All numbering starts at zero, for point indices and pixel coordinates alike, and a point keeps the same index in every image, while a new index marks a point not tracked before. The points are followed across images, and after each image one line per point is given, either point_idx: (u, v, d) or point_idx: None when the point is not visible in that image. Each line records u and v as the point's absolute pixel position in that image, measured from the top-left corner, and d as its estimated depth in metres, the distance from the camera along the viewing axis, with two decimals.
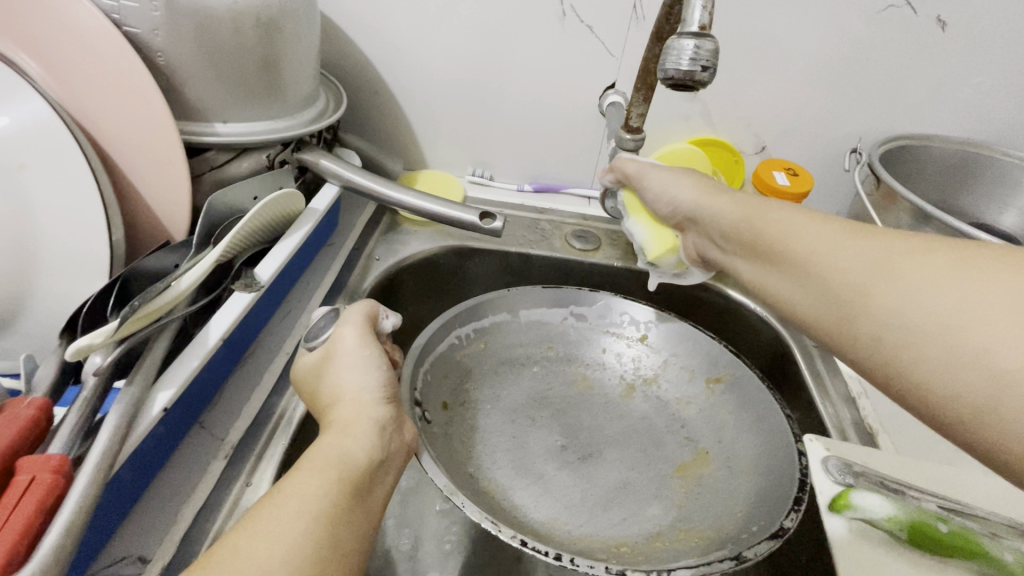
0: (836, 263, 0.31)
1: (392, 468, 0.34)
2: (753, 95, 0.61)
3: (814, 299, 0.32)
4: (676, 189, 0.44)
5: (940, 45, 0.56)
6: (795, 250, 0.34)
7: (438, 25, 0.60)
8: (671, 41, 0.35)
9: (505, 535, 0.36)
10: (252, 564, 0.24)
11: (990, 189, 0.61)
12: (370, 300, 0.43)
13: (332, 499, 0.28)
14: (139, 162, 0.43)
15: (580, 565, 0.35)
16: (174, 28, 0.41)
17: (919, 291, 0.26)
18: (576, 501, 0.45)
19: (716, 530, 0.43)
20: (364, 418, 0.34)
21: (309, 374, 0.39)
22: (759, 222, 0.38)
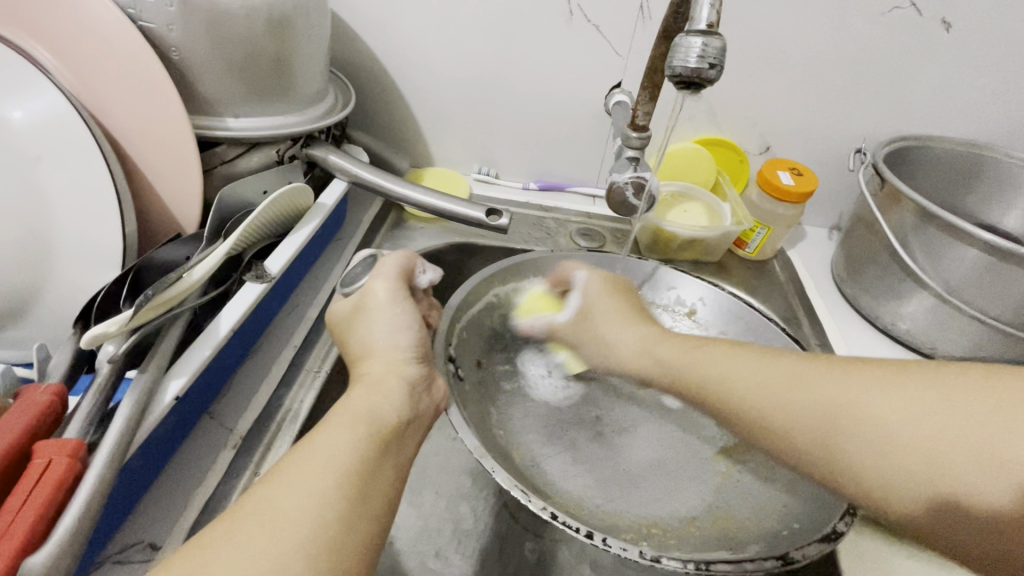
0: (768, 395, 0.36)
1: (421, 427, 0.35)
2: (759, 95, 0.62)
3: (805, 425, 0.34)
4: (620, 333, 0.44)
5: (945, 47, 0.56)
6: (735, 390, 0.37)
7: (447, 23, 0.61)
8: (679, 38, 0.35)
9: (534, 506, 0.36)
10: (284, 515, 0.26)
11: (993, 191, 0.62)
12: (408, 251, 0.43)
13: (359, 454, 0.29)
14: (151, 155, 0.44)
15: (612, 547, 0.35)
16: (188, 23, 0.41)
17: (866, 403, 0.32)
18: (608, 473, 0.45)
19: (752, 520, 0.42)
20: (393, 376, 0.35)
21: (341, 323, 0.40)
22: (703, 363, 0.39)
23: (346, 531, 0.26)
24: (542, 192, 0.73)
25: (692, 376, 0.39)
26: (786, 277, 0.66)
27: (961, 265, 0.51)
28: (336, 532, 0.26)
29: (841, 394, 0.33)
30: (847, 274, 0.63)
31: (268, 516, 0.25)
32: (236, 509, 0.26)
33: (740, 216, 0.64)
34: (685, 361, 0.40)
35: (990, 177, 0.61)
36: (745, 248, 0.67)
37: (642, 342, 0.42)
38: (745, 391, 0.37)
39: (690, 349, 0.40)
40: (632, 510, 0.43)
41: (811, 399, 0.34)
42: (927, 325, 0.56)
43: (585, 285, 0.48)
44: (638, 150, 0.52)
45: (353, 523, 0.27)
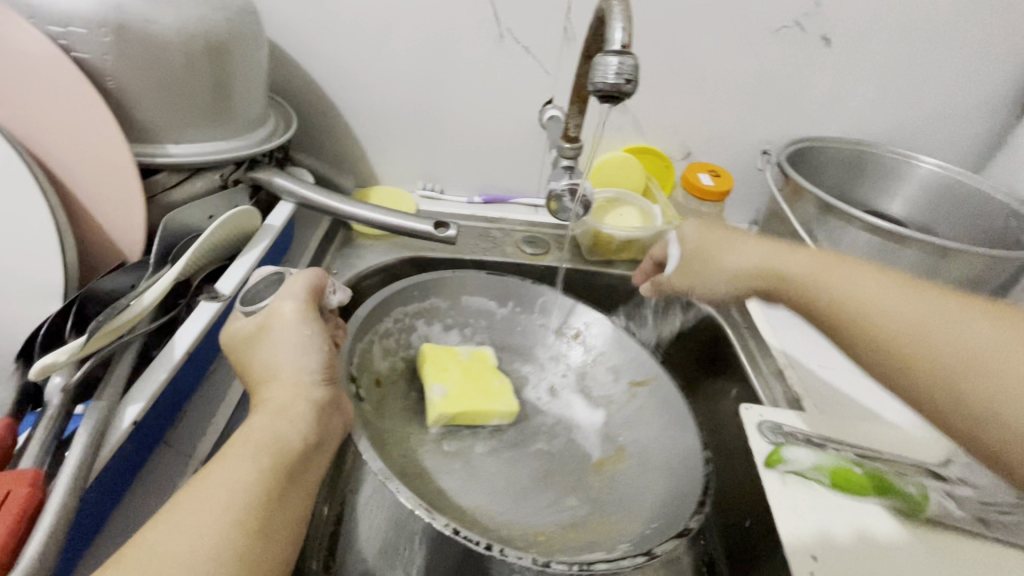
0: (882, 309, 0.36)
1: (327, 447, 0.36)
2: (677, 107, 0.68)
3: (887, 355, 0.35)
4: (737, 247, 0.46)
5: (828, 60, 0.65)
6: (853, 296, 0.38)
7: (384, 47, 0.63)
8: (599, 58, 0.39)
9: (438, 524, 0.38)
10: (177, 559, 0.26)
11: (880, 182, 0.70)
12: (316, 268, 0.44)
13: (259, 487, 0.30)
14: (90, 185, 0.44)
15: (509, 556, 0.37)
16: (124, 53, 0.42)
17: (982, 346, 0.32)
18: (500, 488, 0.50)
19: (624, 521, 0.47)
20: (299, 400, 0.35)
21: (241, 342, 0.40)
22: (826, 279, 0.40)
23: (246, 566, 0.27)
24: (486, 205, 0.76)
25: (816, 289, 0.40)
26: None
27: (854, 247, 0.58)
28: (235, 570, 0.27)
29: (950, 339, 0.33)
30: None
31: (157, 562, 0.25)
32: (118, 557, 0.25)
33: (669, 216, 0.70)
34: (817, 276, 0.40)
35: (875, 170, 0.70)
36: None
37: (765, 261, 0.44)
38: (857, 305, 0.37)
39: (814, 270, 0.41)
40: (523, 522, 0.47)
41: (907, 329, 0.34)
42: None
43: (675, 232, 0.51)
44: (572, 160, 0.56)
45: (253, 557, 0.28)
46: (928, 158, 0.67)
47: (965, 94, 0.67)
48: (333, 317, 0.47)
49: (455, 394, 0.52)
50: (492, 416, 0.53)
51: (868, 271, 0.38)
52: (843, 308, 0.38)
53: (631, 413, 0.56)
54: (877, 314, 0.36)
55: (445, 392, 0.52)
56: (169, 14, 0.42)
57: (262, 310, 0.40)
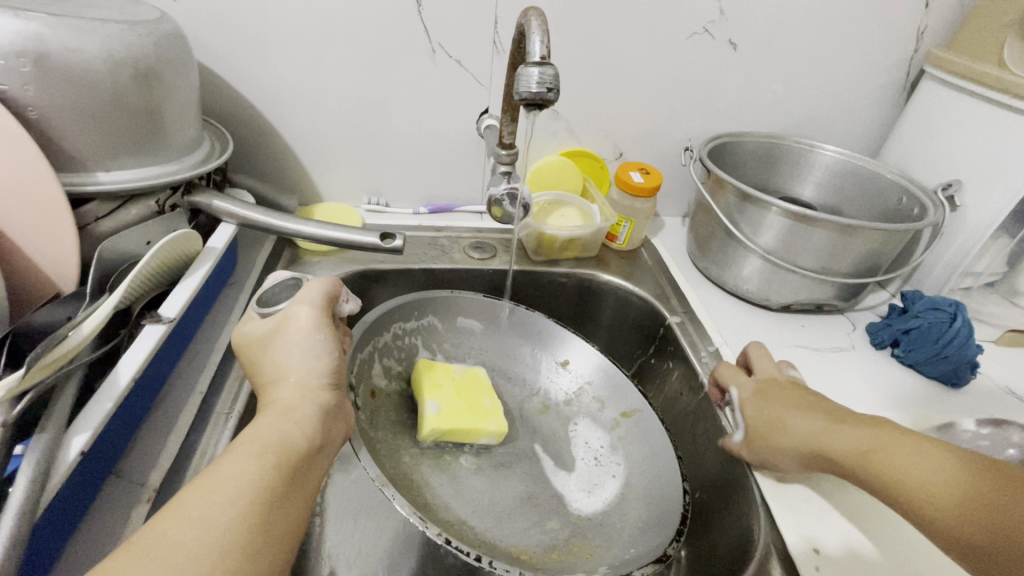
0: (917, 475, 0.39)
1: (329, 451, 0.38)
2: (606, 110, 0.72)
3: (975, 528, 0.36)
4: (792, 424, 0.46)
5: (735, 61, 0.71)
6: (887, 465, 0.41)
7: (318, 67, 0.64)
8: (521, 69, 0.42)
9: (429, 532, 0.41)
10: (183, 546, 0.28)
11: (792, 171, 0.77)
12: (333, 276, 0.46)
13: (264, 481, 0.32)
14: (14, 218, 0.42)
15: (496, 569, 0.40)
16: (45, 82, 0.41)
17: (1004, 506, 0.36)
18: (485, 505, 0.51)
19: (604, 548, 0.49)
20: (304, 403, 0.37)
21: (257, 343, 0.42)
22: (887, 457, 0.41)
23: (246, 560, 0.29)
24: (432, 214, 0.78)
25: (890, 475, 0.40)
26: (653, 262, 0.77)
27: (771, 231, 0.64)
28: (237, 560, 0.29)
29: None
30: (698, 251, 0.75)
31: (165, 548, 0.28)
32: (131, 543, 0.28)
33: (607, 214, 0.74)
34: (850, 440, 0.43)
35: (788, 160, 0.76)
36: (616, 241, 0.76)
37: (820, 435, 0.44)
38: (925, 488, 0.39)
39: (868, 446, 0.42)
40: (509, 540, 0.49)
41: (997, 509, 0.36)
42: (763, 284, 0.68)
43: (738, 400, 0.51)
44: (509, 166, 0.59)
45: (255, 550, 0.30)
46: (830, 147, 0.74)
47: (857, 87, 0.75)
48: (343, 325, 0.49)
49: (446, 412, 0.53)
50: (481, 436, 0.54)
51: (906, 441, 0.42)
52: (894, 488, 0.40)
53: (614, 443, 0.58)
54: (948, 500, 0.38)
55: (438, 409, 0.53)
56: (90, 40, 0.42)
57: (279, 313, 0.42)
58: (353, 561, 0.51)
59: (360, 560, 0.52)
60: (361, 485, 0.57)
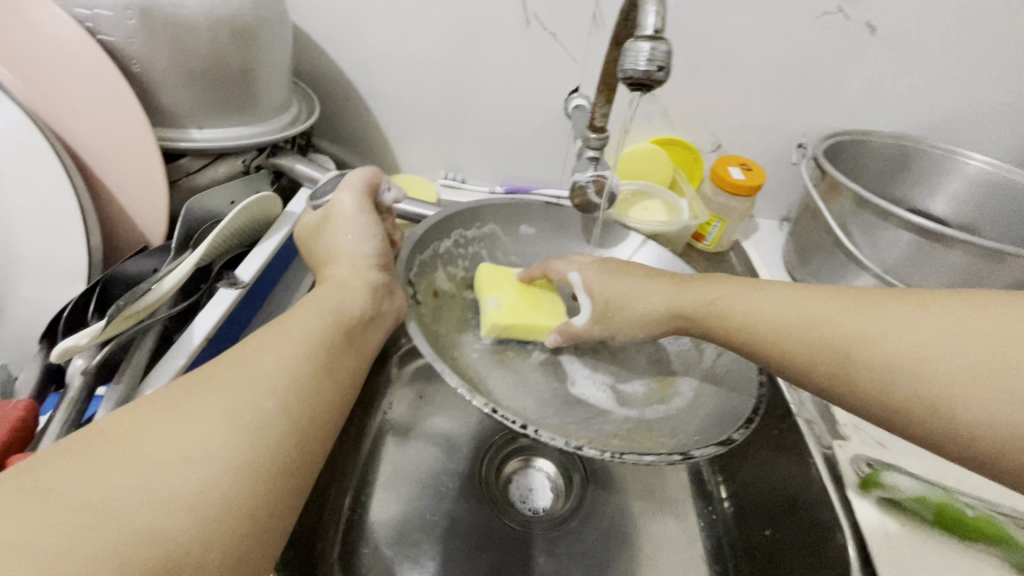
0: (767, 317, 0.38)
1: (380, 324, 0.42)
2: (708, 96, 0.65)
3: (820, 359, 0.35)
4: (648, 290, 0.44)
5: (873, 49, 0.61)
6: (736, 315, 0.39)
7: (407, 33, 0.62)
8: (630, 43, 0.38)
9: (476, 401, 0.39)
10: (261, 366, 0.31)
11: (922, 179, 0.67)
12: (372, 166, 0.48)
13: (326, 333, 0.36)
14: (113, 169, 0.44)
15: (542, 436, 0.38)
16: (148, 36, 0.41)
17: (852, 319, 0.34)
18: (546, 395, 0.49)
19: (667, 435, 0.45)
20: (357, 278, 0.42)
21: (309, 232, 0.46)
22: (729, 302, 0.40)
23: (311, 389, 0.33)
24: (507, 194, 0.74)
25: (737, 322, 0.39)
26: (742, 266, 0.70)
27: (892, 246, 0.55)
28: (307, 389, 0.32)
29: (884, 339, 0.32)
30: (797, 261, 0.67)
31: (242, 368, 0.31)
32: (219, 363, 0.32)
33: (697, 210, 0.68)
34: (698, 296, 0.42)
35: (919, 166, 0.66)
36: (703, 241, 0.70)
37: (671, 295, 0.43)
38: (768, 326, 0.37)
39: (713, 295, 0.41)
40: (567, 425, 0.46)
41: (841, 331, 0.34)
42: None
43: (583, 282, 0.47)
44: (598, 151, 0.54)
45: (320, 384, 0.33)
46: (975, 155, 0.63)
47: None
48: (392, 219, 0.51)
49: (505, 310, 0.50)
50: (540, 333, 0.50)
51: (760, 287, 0.40)
52: (745, 333, 0.39)
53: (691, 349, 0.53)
54: (796, 336, 0.36)
55: (497, 306, 0.51)
56: None
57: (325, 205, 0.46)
58: (395, 537, 0.51)
59: (402, 537, 0.51)
60: (411, 462, 0.56)
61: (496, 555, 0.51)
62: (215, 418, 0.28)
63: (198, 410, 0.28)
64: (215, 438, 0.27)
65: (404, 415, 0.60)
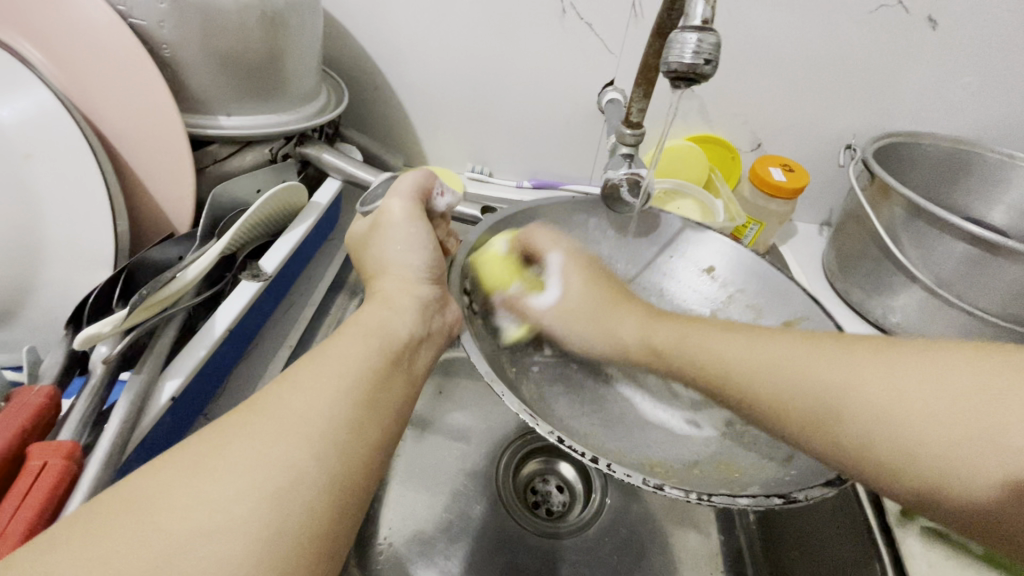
0: (747, 364, 0.37)
1: (431, 345, 0.36)
2: (749, 93, 0.62)
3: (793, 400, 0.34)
4: (619, 321, 0.44)
5: (932, 45, 0.57)
6: (710, 358, 0.38)
7: (439, 21, 0.60)
8: (675, 34, 0.35)
9: (542, 429, 0.33)
10: (292, 415, 0.26)
11: (978, 186, 0.63)
12: (423, 169, 0.45)
13: (373, 361, 0.30)
14: (141, 154, 0.44)
15: (617, 472, 0.32)
16: (179, 20, 0.41)
17: (838, 365, 0.33)
18: (613, 418, 0.46)
19: (754, 469, 0.40)
20: (404, 293, 0.37)
21: (357, 244, 0.43)
22: (702, 343, 0.40)
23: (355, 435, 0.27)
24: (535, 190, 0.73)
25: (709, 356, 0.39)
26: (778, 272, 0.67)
27: (945, 258, 0.52)
28: (348, 434, 0.26)
29: (854, 381, 0.31)
30: (838, 268, 0.64)
31: (272, 411, 0.26)
32: (245, 407, 0.26)
33: (733, 212, 0.65)
34: (670, 337, 0.41)
35: (977, 172, 0.62)
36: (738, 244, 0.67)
37: (643, 329, 0.43)
38: (749, 372, 0.36)
39: (688, 337, 0.41)
40: (632, 455, 0.41)
41: (815, 374, 0.33)
42: (918, 319, 0.57)
43: (562, 266, 0.48)
44: (632, 147, 0.52)
45: (364, 424, 0.27)
46: None
47: None
48: (448, 226, 0.47)
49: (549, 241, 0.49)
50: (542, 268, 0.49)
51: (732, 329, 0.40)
52: (722, 380, 0.37)
53: None
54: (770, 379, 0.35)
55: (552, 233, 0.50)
56: None
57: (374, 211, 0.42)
58: (412, 536, 0.50)
59: (419, 536, 0.50)
60: (428, 459, 0.55)
61: (511, 558, 0.50)
62: (238, 479, 0.23)
63: (214, 477, 0.23)
64: (235, 514, 0.22)
65: (424, 410, 0.59)
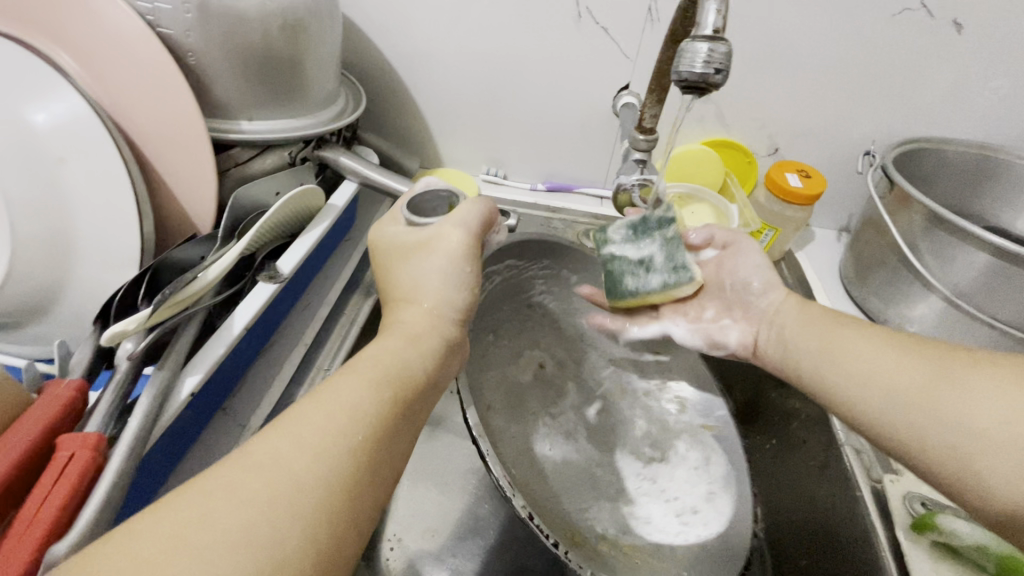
0: (855, 363, 0.39)
1: (438, 390, 0.37)
2: (767, 98, 0.62)
3: (875, 405, 0.37)
4: (825, 329, 0.43)
5: (957, 49, 0.56)
6: (833, 361, 0.41)
7: (456, 25, 0.61)
8: (686, 43, 0.35)
9: (516, 504, 0.37)
10: (296, 466, 0.26)
11: (1003, 193, 0.61)
12: (490, 200, 0.43)
13: (380, 407, 0.30)
14: (166, 157, 0.45)
15: (572, 562, 0.38)
16: (205, 28, 0.42)
17: (949, 384, 0.34)
18: (562, 474, 0.49)
19: (653, 556, 0.45)
20: (431, 334, 0.37)
21: (396, 252, 0.41)
22: (832, 350, 0.41)
23: (349, 500, 0.27)
24: (549, 192, 0.74)
25: (828, 354, 0.41)
26: (794, 279, 0.66)
27: (965, 269, 0.51)
28: (341, 501, 0.26)
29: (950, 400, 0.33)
30: (855, 276, 0.63)
31: (274, 466, 0.25)
32: (242, 454, 0.26)
33: (749, 217, 0.64)
34: (811, 342, 0.43)
35: (1002, 179, 0.60)
36: None
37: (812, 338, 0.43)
38: (854, 370, 0.39)
39: (833, 342, 0.42)
40: (568, 519, 0.45)
41: (929, 388, 0.35)
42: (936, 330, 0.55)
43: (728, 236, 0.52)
44: (645, 153, 0.52)
45: (360, 489, 0.27)
46: None
47: None
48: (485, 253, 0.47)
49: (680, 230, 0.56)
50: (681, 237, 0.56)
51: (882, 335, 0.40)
52: (824, 372, 0.41)
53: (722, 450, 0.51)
54: (859, 385, 0.38)
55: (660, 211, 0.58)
56: None
57: (429, 226, 0.41)
58: (421, 534, 0.51)
59: (427, 534, 0.51)
60: (438, 457, 0.57)
61: (517, 558, 0.51)
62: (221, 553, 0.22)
63: (217, 523, 0.23)
64: None
65: (435, 409, 0.60)
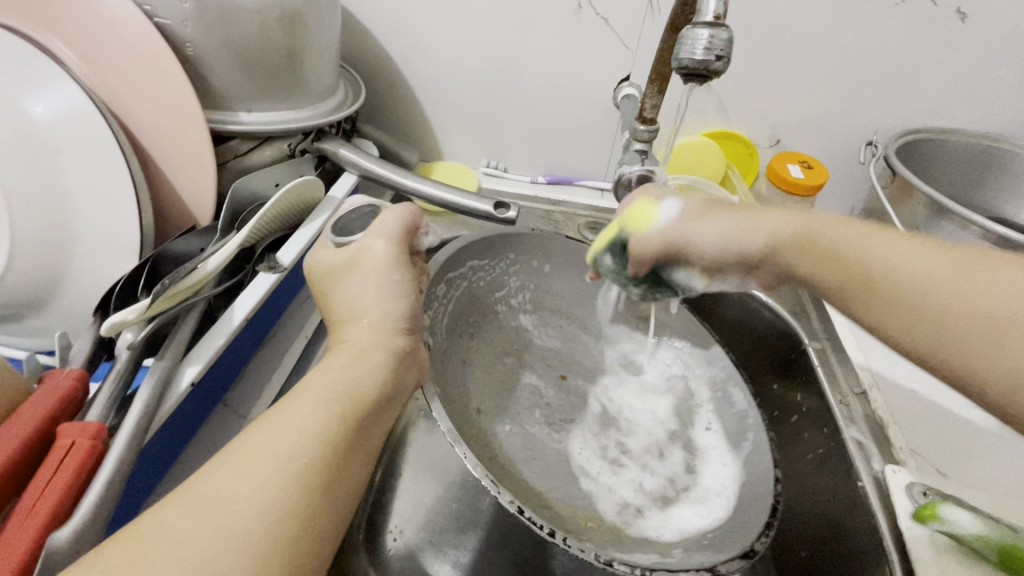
0: (887, 275, 0.31)
1: (399, 401, 0.35)
2: (768, 89, 0.61)
3: (923, 333, 0.30)
4: (830, 230, 0.34)
5: (962, 38, 0.55)
6: (857, 276, 0.32)
7: (455, 16, 0.61)
8: (687, 30, 0.35)
9: (504, 499, 0.36)
10: (238, 497, 0.25)
11: (1006, 183, 0.61)
12: (411, 206, 0.43)
13: (330, 426, 0.29)
14: (164, 149, 0.45)
15: (570, 546, 0.36)
16: (202, 18, 0.42)
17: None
18: (550, 462, 0.47)
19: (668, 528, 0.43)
20: (379, 347, 0.35)
21: (327, 272, 0.40)
22: (842, 259, 0.33)
23: (304, 522, 0.26)
24: (549, 185, 0.73)
25: (860, 271, 0.32)
26: None
27: None
28: (292, 524, 0.26)
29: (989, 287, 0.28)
30: None
31: (214, 498, 0.25)
32: (184, 487, 0.26)
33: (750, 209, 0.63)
34: (815, 249, 0.34)
35: (1005, 169, 0.60)
36: None
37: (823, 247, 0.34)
38: (887, 284, 0.31)
39: (842, 250, 0.33)
40: (571, 504, 0.44)
41: (997, 315, 0.27)
42: None
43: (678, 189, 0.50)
44: (646, 143, 0.52)
45: (316, 509, 0.27)
46: None
47: None
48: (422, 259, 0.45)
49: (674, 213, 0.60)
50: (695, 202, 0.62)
51: (887, 231, 0.32)
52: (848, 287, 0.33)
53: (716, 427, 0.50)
54: (902, 305, 0.30)
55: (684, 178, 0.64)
56: None
57: (352, 244, 0.40)
58: (422, 527, 0.51)
59: (427, 527, 0.51)
60: None
61: (518, 551, 0.51)
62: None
63: (156, 564, 0.22)
64: None
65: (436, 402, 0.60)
